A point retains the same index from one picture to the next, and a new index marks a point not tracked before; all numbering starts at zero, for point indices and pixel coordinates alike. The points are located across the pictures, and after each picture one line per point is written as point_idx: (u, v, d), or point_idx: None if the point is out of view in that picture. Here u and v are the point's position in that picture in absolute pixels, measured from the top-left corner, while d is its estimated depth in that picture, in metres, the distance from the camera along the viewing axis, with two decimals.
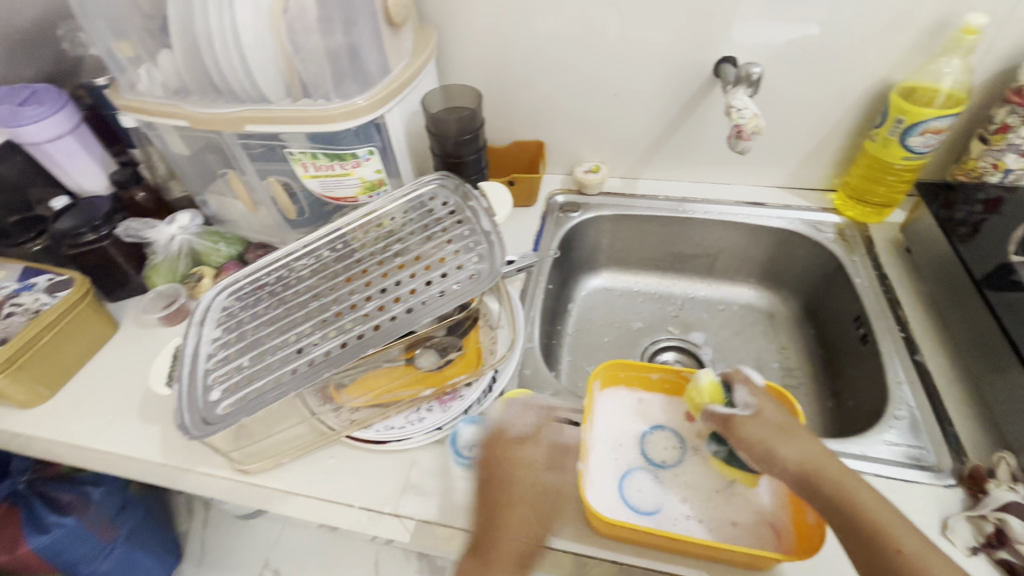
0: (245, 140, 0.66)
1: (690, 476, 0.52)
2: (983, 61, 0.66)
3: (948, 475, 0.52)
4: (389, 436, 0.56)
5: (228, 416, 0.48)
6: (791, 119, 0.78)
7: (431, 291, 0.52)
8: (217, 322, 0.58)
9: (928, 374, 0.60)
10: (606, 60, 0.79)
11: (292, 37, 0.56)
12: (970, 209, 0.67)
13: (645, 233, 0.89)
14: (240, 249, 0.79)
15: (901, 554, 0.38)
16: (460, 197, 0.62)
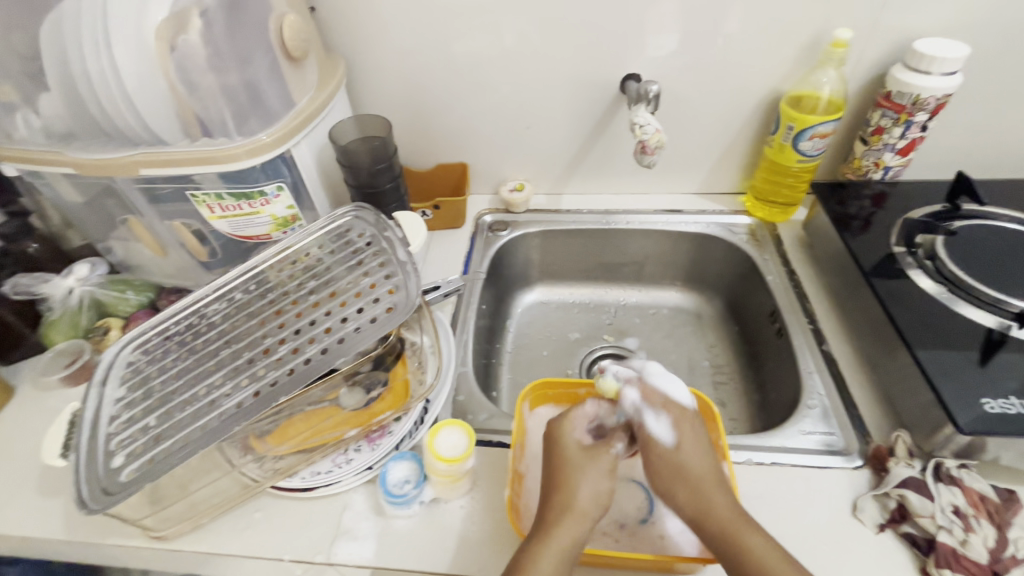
0: (143, 184, 0.62)
1: (621, 488, 0.53)
2: (855, 70, 0.72)
3: (856, 456, 0.55)
4: (316, 481, 0.54)
5: (131, 483, 0.45)
6: (698, 130, 0.83)
7: (347, 328, 0.51)
8: (121, 379, 0.54)
9: (835, 362, 0.64)
10: (519, 82, 0.81)
11: (184, 76, 0.54)
12: (860, 205, 0.72)
13: (573, 246, 0.91)
14: (151, 296, 0.74)
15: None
16: (377, 228, 0.61)
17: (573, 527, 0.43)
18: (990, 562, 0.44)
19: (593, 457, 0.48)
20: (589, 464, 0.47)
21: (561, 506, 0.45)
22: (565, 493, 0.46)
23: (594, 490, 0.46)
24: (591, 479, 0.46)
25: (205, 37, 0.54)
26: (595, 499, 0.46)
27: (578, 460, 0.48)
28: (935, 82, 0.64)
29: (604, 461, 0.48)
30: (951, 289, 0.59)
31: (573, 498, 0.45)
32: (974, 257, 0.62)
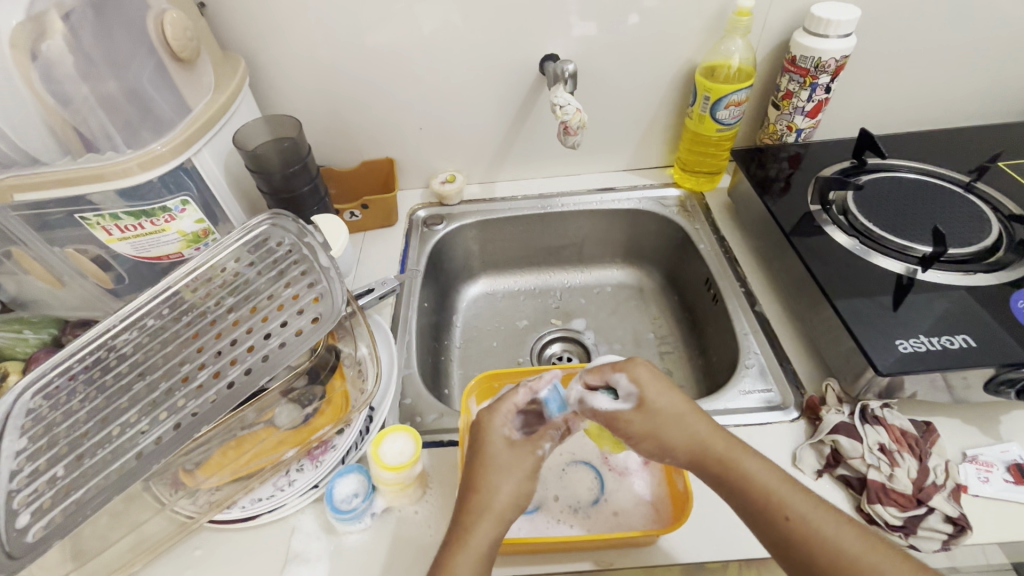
0: (24, 211, 0.56)
1: (572, 471, 0.53)
2: (762, 38, 0.75)
3: (792, 409, 0.58)
4: (258, 509, 0.50)
5: (41, 542, 0.41)
6: (621, 107, 0.83)
7: (270, 344, 0.48)
8: (21, 430, 0.49)
9: (767, 322, 0.66)
10: (436, 69, 0.78)
11: (52, 86, 0.49)
12: (780, 167, 0.75)
13: (512, 233, 0.90)
14: (55, 332, 0.67)
15: (788, 520, 0.40)
16: (297, 235, 0.57)
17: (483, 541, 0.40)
18: (915, 491, 0.47)
19: (512, 460, 0.44)
20: (500, 467, 0.44)
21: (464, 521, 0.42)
22: (469, 507, 0.42)
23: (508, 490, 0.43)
24: (507, 480, 0.44)
25: (74, 43, 0.49)
26: (499, 514, 0.42)
27: (488, 466, 0.44)
28: (834, 45, 0.67)
29: (517, 463, 0.44)
30: (863, 241, 0.63)
31: (484, 503, 0.42)
32: (880, 209, 0.66)
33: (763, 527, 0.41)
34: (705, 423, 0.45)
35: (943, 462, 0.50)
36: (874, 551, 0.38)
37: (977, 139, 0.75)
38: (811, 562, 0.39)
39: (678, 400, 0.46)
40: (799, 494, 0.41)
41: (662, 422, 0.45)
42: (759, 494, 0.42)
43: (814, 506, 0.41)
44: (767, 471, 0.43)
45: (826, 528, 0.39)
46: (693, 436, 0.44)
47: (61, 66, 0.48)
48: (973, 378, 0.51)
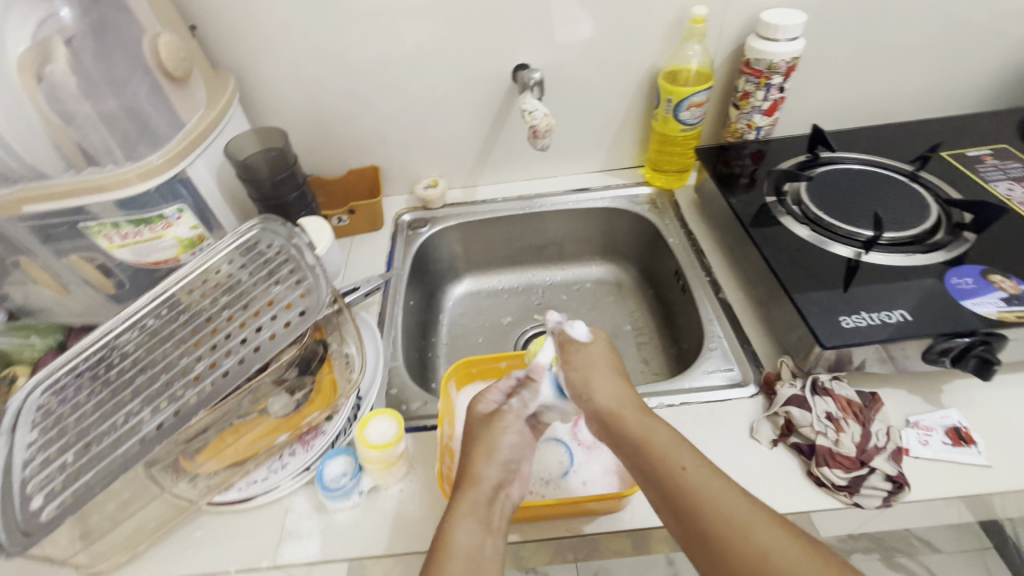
0: (30, 222, 0.60)
1: (544, 447, 0.57)
2: (718, 42, 0.80)
3: (751, 386, 0.62)
4: (253, 491, 0.55)
5: (53, 520, 0.44)
6: (592, 111, 0.88)
7: (261, 335, 0.52)
8: (33, 424, 0.53)
9: (730, 308, 0.71)
10: (415, 81, 0.83)
11: (57, 106, 0.53)
12: (743, 163, 0.80)
13: (494, 234, 0.94)
14: (59, 337, 0.72)
15: (673, 465, 0.43)
16: (285, 237, 0.62)
17: (477, 499, 0.46)
18: (859, 454, 0.51)
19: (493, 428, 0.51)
20: (489, 442, 0.50)
21: (461, 484, 0.47)
22: (466, 471, 0.48)
23: (491, 452, 0.49)
24: (490, 444, 0.49)
25: (78, 67, 0.54)
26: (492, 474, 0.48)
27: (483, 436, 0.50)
28: (783, 48, 0.72)
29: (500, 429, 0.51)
30: (814, 228, 0.67)
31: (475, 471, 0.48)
32: (831, 198, 0.70)
33: (648, 473, 0.44)
34: (618, 391, 0.50)
35: (885, 427, 0.54)
36: (747, 510, 0.39)
37: (925, 131, 0.80)
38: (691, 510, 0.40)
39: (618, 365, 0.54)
40: (689, 451, 0.44)
41: (587, 375, 0.52)
42: (649, 450, 0.44)
43: (698, 457, 0.43)
44: (663, 431, 0.46)
45: (712, 483, 0.41)
46: (608, 397, 0.50)
47: (64, 87, 0.53)
48: (912, 348, 0.55)
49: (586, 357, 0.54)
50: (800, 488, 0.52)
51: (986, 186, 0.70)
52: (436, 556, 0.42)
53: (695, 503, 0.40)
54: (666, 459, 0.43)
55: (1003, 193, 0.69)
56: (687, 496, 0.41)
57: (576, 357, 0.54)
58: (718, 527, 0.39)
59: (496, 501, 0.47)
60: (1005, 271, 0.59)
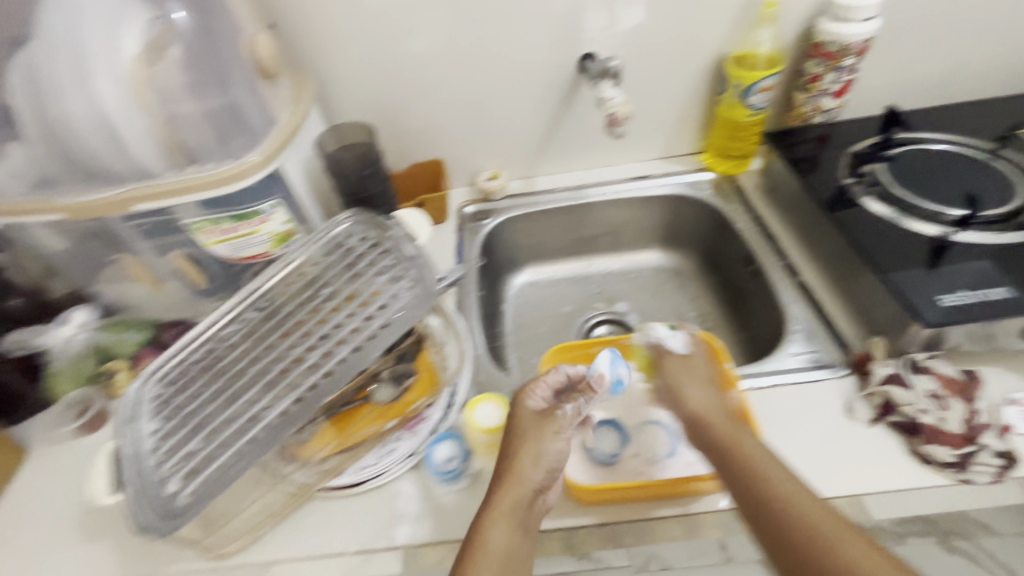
0: (133, 220, 0.62)
1: (645, 431, 0.58)
2: (788, 25, 0.79)
3: (841, 367, 0.62)
4: (365, 475, 0.56)
5: (192, 505, 0.47)
6: (654, 99, 0.88)
7: (373, 324, 0.53)
8: (153, 413, 0.54)
9: (809, 291, 0.71)
10: (481, 73, 0.84)
11: (165, 106, 0.56)
12: (806, 147, 0.80)
13: (554, 224, 0.95)
14: (152, 332, 0.72)
15: (756, 468, 0.45)
16: (378, 229, 0.63)
17: (516, 502, 0.47)
18: (966, 430, 0.52)
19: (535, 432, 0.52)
20: (532, 439, 0.51)
21: (499, 485, 0.48)
22: (506, 470, 0.49)
23: (537, 456, 0.50)
24: (536, 446, 0.50)
25: (183, 65, 0.56)
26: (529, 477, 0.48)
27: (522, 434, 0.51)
28: (859, 28, 0.72)
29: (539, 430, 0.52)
30: (899, 209, 0.67)
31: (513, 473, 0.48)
32: (913, 178, 0.70)
33: (729, 476, 0.46)
34: (708, 400, 0.53)
35: (990, 405, 0.54)
36: (834, 525, 0.40)
37: (998, 109, 0.79)
38: (774, 518, 0.42)
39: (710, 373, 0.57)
40: (771, 459, 0.46)
41: (684, 379, 0.56)
42: (735, 456, 0.47)
43: (779, 464, 0.45)
44: (750, 440, 0.48)
45: (797, 494, 0.42)
46: (700, 402, 0.53)
47: (172, 87, 0.55)
48: (1012, 325, 0.55)
49: (697, 361, 0.58)
50: (905, 466, 0.53)
51: None
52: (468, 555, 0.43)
53: (770, 505, 0.42)
54: (747, 464, 0.46)
55: None
56: (763, 498, 0.43)
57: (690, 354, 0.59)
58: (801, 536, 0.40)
59: (524, 501, 0.47)
60: None
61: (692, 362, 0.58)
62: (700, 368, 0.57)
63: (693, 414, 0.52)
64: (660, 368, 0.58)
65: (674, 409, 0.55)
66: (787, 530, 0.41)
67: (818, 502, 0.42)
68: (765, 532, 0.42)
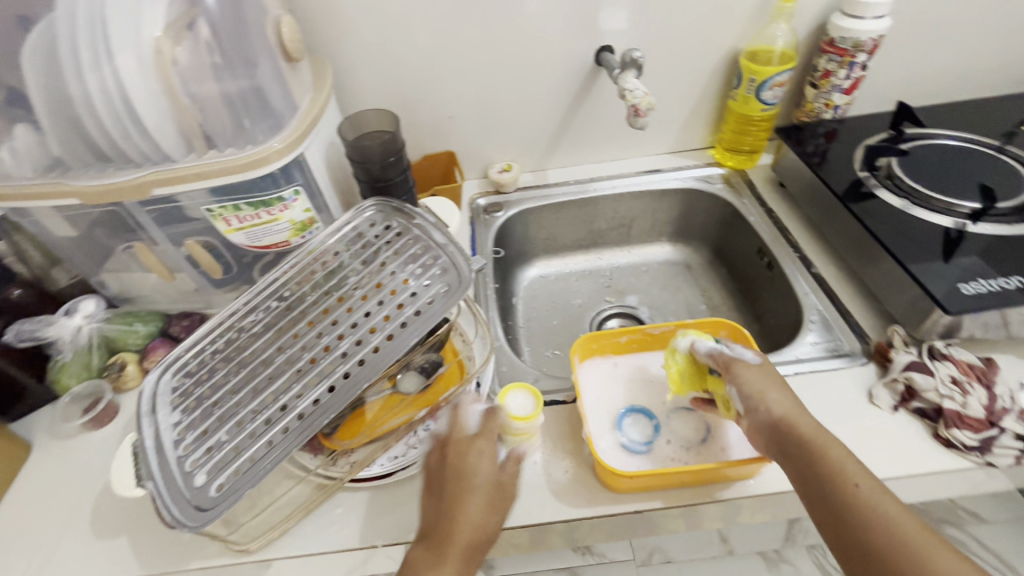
0: (150, 206, 0.60)
1: (674, 419, 0.59)
2: (802, 20, 0.80)
3: (860, 355, 0.63)
4: (395, 466, 0.55)
5: (225, 496, 0.45)
6: (668, 93, 0.89)
7: (406, 313, 0.52)
8: (173, 405, 0.53)
9: (824, 282, 0.72)
10: (497, 64, 0.83)
11: (187, 89, 0.53)
12: (817, 142, 0.81)
13: (566, 217, 0.95)
14: (161, 324, 0.71)
15: (854, 486, 0.44)
16: (404, 217, 0.62)
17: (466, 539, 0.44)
18: (988, 415, 0.53)
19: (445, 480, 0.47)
20: (470, 491, 0.46)
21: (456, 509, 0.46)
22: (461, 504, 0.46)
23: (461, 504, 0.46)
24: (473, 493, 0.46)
25: (209, 44, 0.53)
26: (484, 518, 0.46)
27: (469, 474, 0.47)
28: (871, 26, 0.74)
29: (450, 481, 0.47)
30: (916, 201, 0.68)
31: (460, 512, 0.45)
32: (926, 172, 0.71)
33: (821, 490, 0.45)
34: (793, 405, 0.50)
35: (1008, 390, 0.55)
36: (924, 535, 0.41)
37: (998, 107, 0.82)
38: (864, 525, 0.42)
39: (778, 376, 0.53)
40: (873, 480, 0.44)
41: (767, 383, 0.52)
42: (834, 471, 0.45)
43: (878, 483, 0.44)
44: (844, 453, 0.46)
45: (887, 502, 0.43)
46: (785, 407, 0.50)
47: (194, 68, 0.53)
48: None
49: (768, 368, 0.54)
50: (927, 450, 0.54)
51: None
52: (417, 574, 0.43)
53: (870, 529, 0.42)
54: (849, 483, 0.44)
55: None
56: (866, 520, 0.43)
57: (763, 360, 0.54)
58: (892, 546, 0.41)
59: (488, 535, 0.45)
60: None
61: (766, 369, 0.54)
62: (775, 373, 0.53)
63: (776, 417, 0.49)
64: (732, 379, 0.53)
65: (750, 418, 0.51)
66: (877, 537, 0.42)
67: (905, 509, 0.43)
68: (846, 534, 0.43)
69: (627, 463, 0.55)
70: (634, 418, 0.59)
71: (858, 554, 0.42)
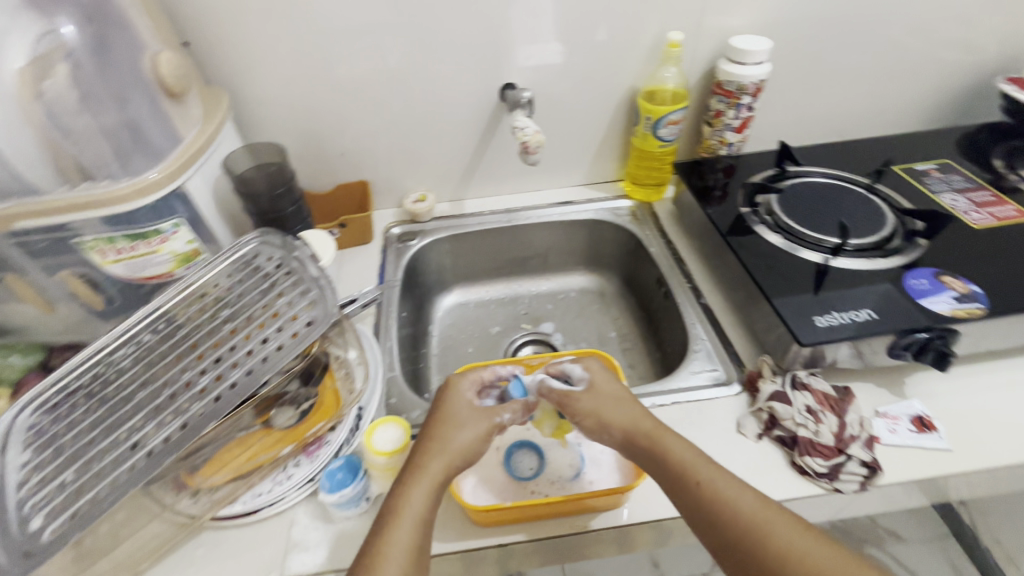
0: (20, 238, 0.59)
1: (554, 450, 0.60)
2: (692, 65, 0.86)
3: (735, 384, 0.66)
4: (259, 502, 0.55)
5: (58, 540, 0.44)
6: (575, 128, 0.92)
7: (268, 347, 0.54)
8: (24, 444, 0.51)
9: (711, 312, 0.75)
10: (405, 97, 0.85)
11: (55, 121, 0.53)
12: (716, 177, 0.85)
13: (482, 246, 0.97)
14: (41, 357, 0.69)
15: (698, 482, 0.48)
16: (285, 250, 0.63)
17: (400, 535, 0.44)
18: (836, 442, 0.56)
19: (475, 415, 0.54)
20: (415, 487, 0.47)
21: (385, 523, 0.45)
22: (395, 503, 0.47)
23: (409, 490, 0.47)
24: (418, 483, 0.48)
25: (74, 79, 0.55)
26: (431, 491, 0.48)
27: (434, 439, 0.51)
28: (752, 71, 0.79)
29: (473, 421, 0.53)
30: (787, 236, 0.72)
31: (398, 517, 0.45)
32: (799, 208, 0.77)
33: (676, 493, 0.49)
34: (633, 410, 0.54)
35: (858, 417, 0.59)
36: (765, 510, 0.45)
37: (876, 148, 0.88)
38: (719, 520, 0.46)
39: (619, 388, 0.57)
40: (713, 467, 0.49)
41: (603, 401, 0.55)
42: (682, 468, 0.49)
43: (717, 470, 0.49)
44: (684, 447, 0.50)
45: (729, 489, 0.47)
46: (625, 417, 0.54)
47: (62, 103, 0.53)
48: (878, 344, 0.60)
49: (599, 383, 0.57)
50: (786, 478, 0.56)
51: (933, 197, 0.77)
52: (373, 555, 0.43)
53: (733, 523, 0.45)
54: (696, 474, 0.48)
55: (948, 202, 0.77)
56: (722, 510, 0.46)
57: (591, 378, 0.57)
58: (744, 530, 0.45)
59: (427, 520, 0.46)
60: (955, 273, 0.65)
61: (597, 386, 0.57)
62: (606, 386, 0.56)
63: (619, 426, 0.53)
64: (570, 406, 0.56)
65: (599, 432, 0.54)
66: (732, 528, 0.45)
67: (747, 488, 0.47)
68: (714, 532, 0.46)
69: (499, 497, 0.56)
70: (522, 452, 0.60)
71: (726, 546, 0.46)
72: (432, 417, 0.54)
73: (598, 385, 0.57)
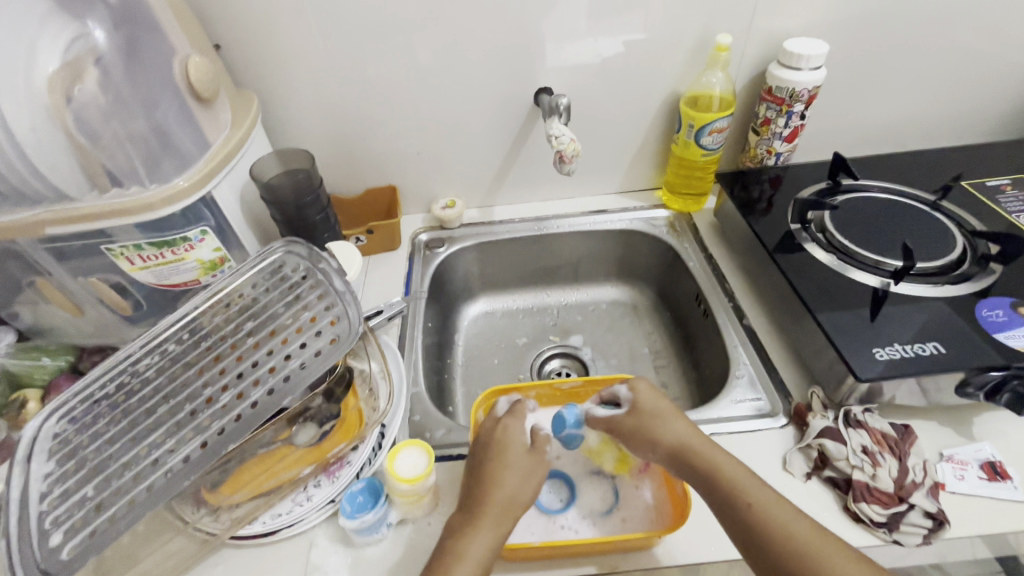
0: (51, 243, 0.58)
1: (585, 482, 0.57)
2: (739, 69, 0.81)
3: (781, 416, 0.61)
4: (278, 524, 0.53)
5: (76, 560, 0.43)
6: (611, 135, 0.88)
7: (291, 364, 0.53)
8: (49, 453, 0.50)
9: (755, 335, 0.70)
10: (436, 100, 0.82)
11: (83, 126, 0.52)
12: (761, 188, 0.80)
13: (510, 253, 0.94)
14: (71, 358, 0.69)
15: (751, 504, 0.45)
16: (310, 260, 0.61)
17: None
18: (897, 489, 0.51)
19: (529, 462, 0.51)
20: (470, 535, 0.45)
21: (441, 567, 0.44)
22: (453, 548, 0.45)
23: (466, 535, 0.46)
24: (476, 531, 0.46)
25: (102, 84, 0.54)
26: (491, 538, 0.46)
27: (490, 487, 0.49)
28: (806, 77, 0.73)
29: (525, 468, 0.51)
30: (840, 256, 0.67)
31: (457, 561, 0.44)
32: (854, 226, 0.71)
33: (727, 513, 0.46)
34: (684, 425, 0.51)
35: (920, 461, 0.54)
36: (821, 539, 0.43)
37: (940, 160, 0.82)
38: (771, 545, 0.43)
39: (665, 404, 0.53)
40: (763, 486, 0.46)
41: (654, 416, 0.52)
42: (731, 486, 0.46)
43: (769, 491, 0.46)
44: (734, 464, 0.48)
45: (781, 514, 0.44)
46: (675, 436, 0.50)
47: (90, 107, 0.52)
48: (945, 381, 0.55)
49: (649, 401, 0.53)
50: (838, 525, 0.51)
51: (1007, 217, 0.71)
52: None
53: (786, 544, 0.43)
54: (745, 495, 0.46)
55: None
56: (775, 534, 0.43)
57: (636, 399, 0.53)
58: (797, 555, 0.42)
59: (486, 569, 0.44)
60: None
61: (648, 403, 0.53)
62: (659, 405, 0.53)
63: (672, 445, 0.50)
64: (627, 427, 0.53)
65: (650, 453, 0.51)
66: (783, 553, 0.42)
67: (799, 512, 0.45)
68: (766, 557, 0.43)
69: (525, 531, 0.53)
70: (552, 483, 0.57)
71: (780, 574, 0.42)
72: (483, 455, 0.52)
73: (646, 403, 0.53)
